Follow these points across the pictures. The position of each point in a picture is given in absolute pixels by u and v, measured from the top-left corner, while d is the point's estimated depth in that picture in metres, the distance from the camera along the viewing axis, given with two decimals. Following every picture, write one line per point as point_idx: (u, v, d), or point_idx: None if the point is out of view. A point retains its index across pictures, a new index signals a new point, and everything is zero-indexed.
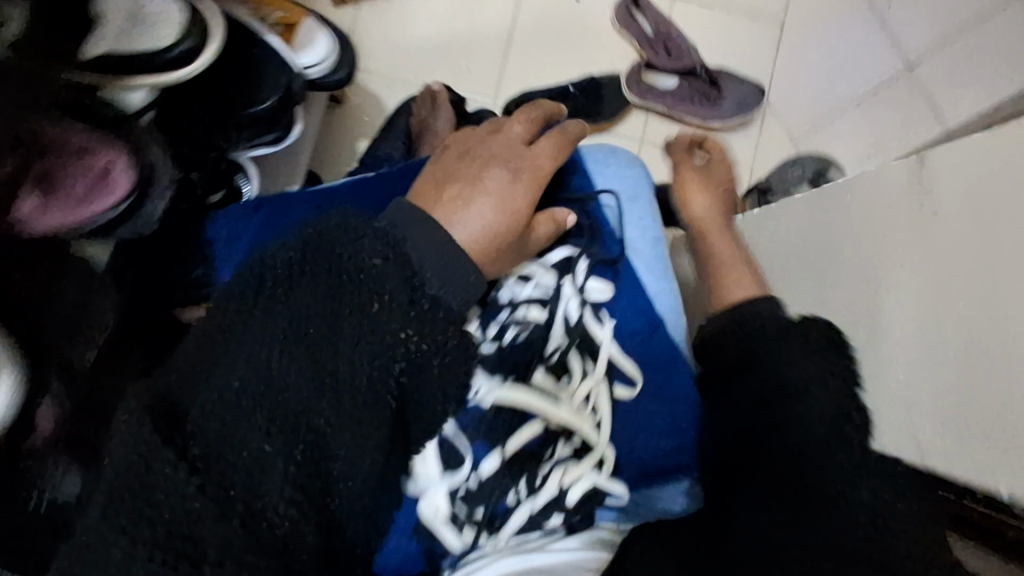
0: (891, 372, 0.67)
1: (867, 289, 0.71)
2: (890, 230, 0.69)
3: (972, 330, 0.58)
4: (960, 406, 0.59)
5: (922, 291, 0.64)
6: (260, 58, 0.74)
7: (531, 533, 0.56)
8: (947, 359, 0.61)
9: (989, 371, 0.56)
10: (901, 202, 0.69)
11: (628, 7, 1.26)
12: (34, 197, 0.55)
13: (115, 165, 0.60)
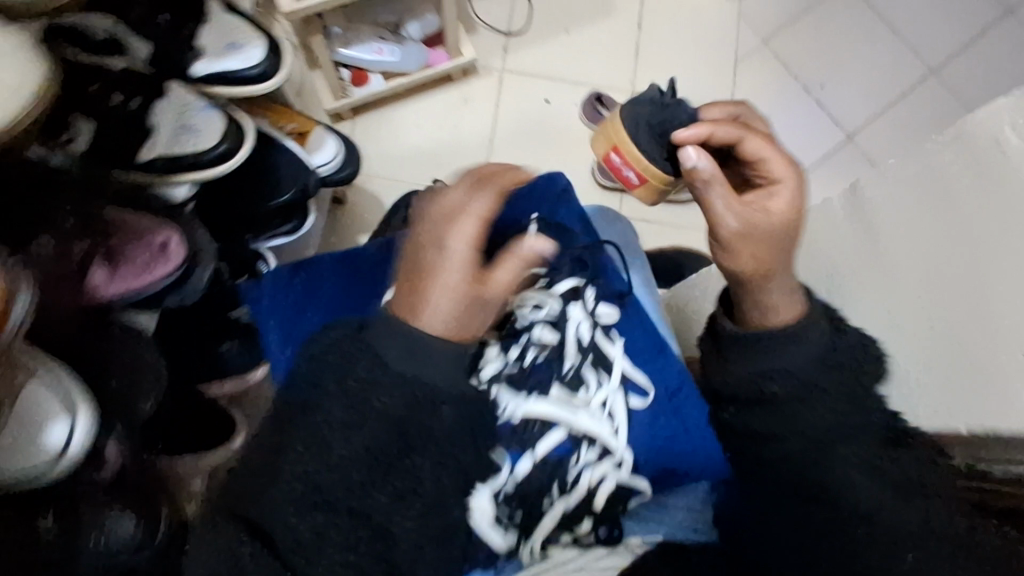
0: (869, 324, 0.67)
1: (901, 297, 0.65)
2: (922, 241, 0.65)
3: (940, 350, 0.61)
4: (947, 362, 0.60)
5: (887, 311, 0.66)
6: (282, 163, 0.83)
7: (569, 538, 0.60)
8: (926, 323, 0.62)
9: (985, 349, 0.57)
10: (983, 197, 0.60)
11: (593, 101, 1.46)
12: (102, 268, 0.57)
13: (168, 244, 0.58)
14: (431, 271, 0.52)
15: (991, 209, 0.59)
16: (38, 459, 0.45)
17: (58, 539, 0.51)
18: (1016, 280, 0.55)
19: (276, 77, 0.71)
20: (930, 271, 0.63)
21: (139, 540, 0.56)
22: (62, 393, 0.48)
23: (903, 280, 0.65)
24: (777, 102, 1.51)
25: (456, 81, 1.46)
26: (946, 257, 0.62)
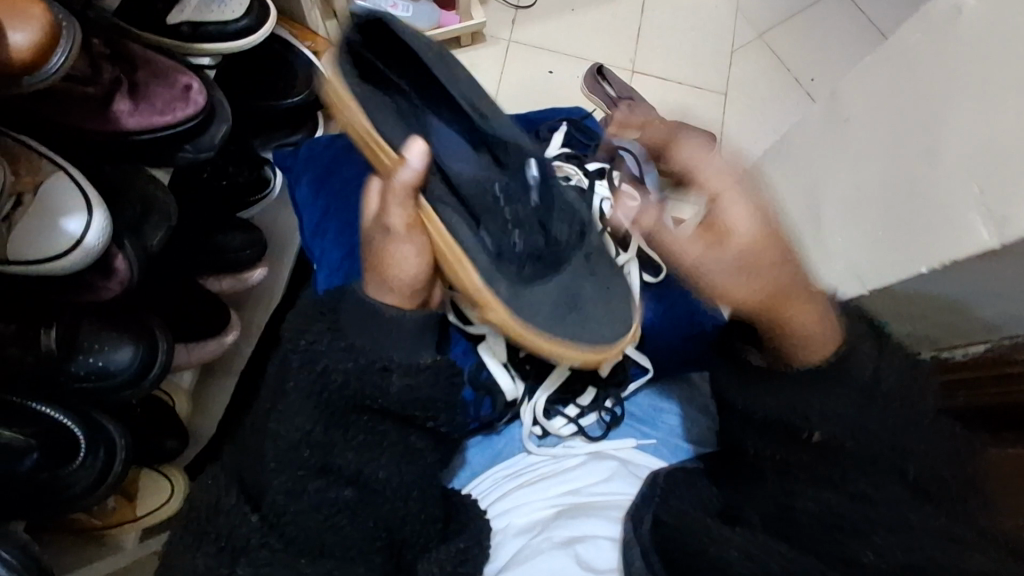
0: (831, 269, 0.60)
1: (829, 211, 0.61)
2: (838, 145, 0.61)
3: (888, 230, 0.53)
4: (891, 253, 0.53)
5: (837, 208, 0.60)
6: (298, 62, 0.85)
7: (563, 416, 0.70)
8: (871, 223, 0.55)
9: (915, 229, 0.50)
10: (891, 84, 0.56)
11: (596, 72, 1.42)
12: (127, 99, 0.57)
13: (192, 88, 0.60)
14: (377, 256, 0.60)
15: (896, 80, 0.55)
16: (57, 242, 0.47)
17: (58, 352, 0.53)
18: (952, 142, 0.48)
19: None
20: (857, 173, 0.58)
21: (136, 369, 0.56)
22: (82, 188, 0.49)
23: (835, 186, 0.61)
24: (772, 90, 1.53)
25: (466, 46, 1.49)
26: (875, 156, 0.56)
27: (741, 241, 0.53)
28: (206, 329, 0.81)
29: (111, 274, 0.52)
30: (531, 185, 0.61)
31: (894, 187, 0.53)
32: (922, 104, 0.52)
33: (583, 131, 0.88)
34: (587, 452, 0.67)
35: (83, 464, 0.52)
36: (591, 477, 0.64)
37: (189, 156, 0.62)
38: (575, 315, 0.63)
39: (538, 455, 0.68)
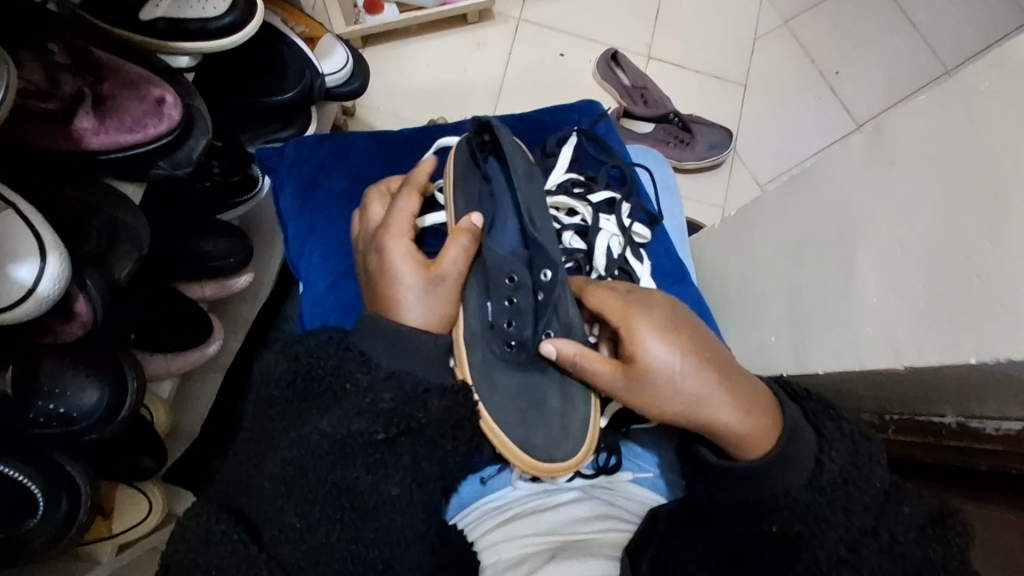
0: (857, 335, 0.56)
1: (854, 263, 0.59)
2: (882, 188, 0.57)
3: (936, 288, 0.49)
4: (930, 319, 0.49)
5: (874, 256, 0.56)
6: (287, 55, 0.78)
7: None
8: (906, 280, 0.52)
9: (961, 297, 0.47)
10: (942, 136, 0.52)
11: (608, 59, 1.38)
12: (91, 114, 0.51)
13: (165, 101, 0.54)
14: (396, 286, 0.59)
15: (951, 133, 0.51)
16: (6, 293, 0.42)
17: (15, 396, 0.49)
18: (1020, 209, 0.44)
19: None
20: (899, 227, 0.54)
21: (102, 413, 0.52)
22: (34, 229, 0.43)
23: (874, 232, 0.57)
24: (792, 82, 1.46)
25: (472, 24, 1.39)
26: (923, 204, 0.52)
27: (668, 381, 0.54)
28: (195, 337, 0.78)
29: (72, 317, 0.47)
30: (540, 284, 0.62)
31: (941, 248, 0.49)
32: (978, 163, 0.48)
33: (595, 142, 0.78)
34: (577, 488, 0.63)
35: (43, 519, 0.49)
36: (578, 512, 0.58)
37: (164, 172, 0.56)
38: (574, 442, 0.61)
39: (525, 488, 0.64)
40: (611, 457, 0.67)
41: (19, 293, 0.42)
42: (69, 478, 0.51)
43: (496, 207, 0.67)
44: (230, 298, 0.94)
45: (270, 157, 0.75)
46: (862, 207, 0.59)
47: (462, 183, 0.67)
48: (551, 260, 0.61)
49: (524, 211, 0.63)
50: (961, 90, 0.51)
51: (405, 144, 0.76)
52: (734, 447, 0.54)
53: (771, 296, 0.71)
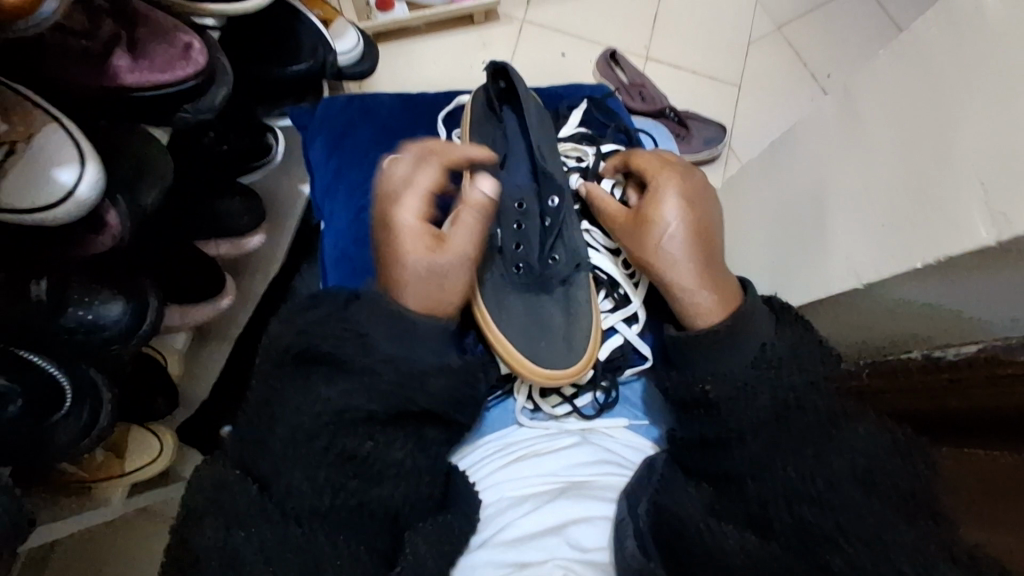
0: (826, 271, 0.60)
1: (824, 207, 0.62)
2: (848, 138, 0.60)
3: (897, 214, 0.52)
4: (895, 245, 0.51)
5: (849, 193, 0.58)
6: (303, 30, 0.84)
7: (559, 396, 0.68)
8: (874, 217, 0.54)
9: (922, 217, 0.49)
10: (902, 83, 0.54)
11: (608, 57, 1.41)
12: (126, 56, 0.56)
13: (192, 47, 0.60)
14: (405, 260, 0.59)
15: (908, 80, 0.54)
16: (49, 194, 0.47)
17: (48, 303, 0.53)
18: (972, 130, 0.46)
19: None
20: (868, 171, 0.56)
21: (125, 325, 0.57)
22: (75, 140, 0.48)
23: (842, 182, 0.60)
24: (787, 84, 1.49)
25: (479, 24, 1.45)
26: (886, 145, 0.55)
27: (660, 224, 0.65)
28: (205, 293, 0.81)
29: (103, 229, 0.52)
30: (548, 210, 0.69)
31: (906, 180, 0.51)
32: (936, 100, 0.50)
33: (606, 111, 0.85)
34: (579, 433, 0.65)
35: (67, 416, 0.52)
36: (579, 457, 0.61)
37: (188, 116, 0.62)
38: (575, 358, 0.65)
39: (529, 428, 0.65)
40: (611, 393, 0.68)
41: (64, 191, 0.47)
42: (95, 385, 0.55)
43: (509, 144, 0.74)
44: (242, 267, 0.99)
45: (305, 116, 0.83)
46: (834, 161, 0.62)
47: (478, 131, 0.75)
48: (558, 188, 0.69)
49: (535, 146, 0.70)
50: (915, 40, 0.54)
51: (427, 104, 0.82)
52: (689, 314, 0.63)
53: (756, 249, 0.74)
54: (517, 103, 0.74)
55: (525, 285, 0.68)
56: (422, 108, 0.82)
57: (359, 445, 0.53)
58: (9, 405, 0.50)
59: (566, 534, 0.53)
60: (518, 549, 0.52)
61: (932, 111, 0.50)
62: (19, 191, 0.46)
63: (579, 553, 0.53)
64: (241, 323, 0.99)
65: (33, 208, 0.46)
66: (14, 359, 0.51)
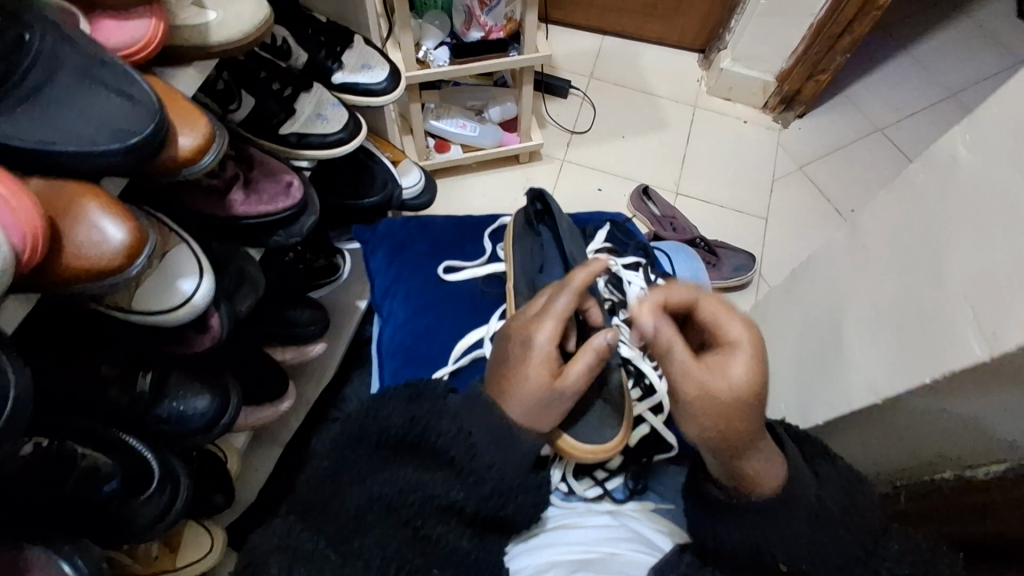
0: (849, 385, 0.64)
1: (841, 325, 0.68)
2: (857, 263, 0.68)
3: (903, 334, 0.58)
4: (904, 361, 0.57)
5: (865, 316, 0.64)
6: (376, 170, 0.99)
7: (590, 478, 0.72)
8: (886, 337, 0.60)
9: (926, 337, 0.55)
10: (900, 220, 0.62)
11: (640, 193, 1.55)
12: (240, 190, 0.68)
13: (292, 185, 0.73)
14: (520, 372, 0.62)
15: (905, 215, 0.62)
16: (172, 299, 0.56)
17: (148, 396, 0.60)
18: (960, 262, 0.53)
19: (395, 89, 0.91)
20: (876, 294, 0.63)
21: (209, 416, 0.64)
22: (197, 257, 0.59)
23: (855, 303, 0.67)
24: (811, 217, 1.59)
25: (523, 163, 1.62)
26: (890, 272, 0.62)
27: (735, 385, 0.54)
28: (272, 392, 0.86)
29: (206, 329, 0.61)
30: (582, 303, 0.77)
31: (909, 305, 0.58)
32: (927, 234, 0.58)
33: (626, 233, 0.95)
34: (602, 518, 0.67)
35: (151, 496, 0.58)
36: (610, 535, 0.64)
37: (280, 240, 0.73)
38: (608, 432, 0.70)
39: (559, 508, 0.70)
40: (642, 480, 0.72)
41: (181, 298, 0.57)
42: (175, 473, 0.61)
43: (545, 253, 0.82)
44: (300, 373, 1.06)
45: (364, 232, 0.92)
46: (847, 284, 0.69)
47: (519, 244, 0.83)
48: (589, 290, 0.78)
49: (569, 256, 0.80)
50: (908, 182, 0.62)
51: (473, 225, 0.94)
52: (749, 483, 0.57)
53: (784, 364, 0.80)
54: (551, 218, 0.84)
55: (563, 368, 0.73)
56: (470, 226, 0.94)
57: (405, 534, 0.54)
58: (107, 483, 0.56)
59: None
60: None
61: (927, 244, 0.58)
62: (146, 297, 0.56)
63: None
64: (293, 427, 1.04)
65: (154, 311, 0.56)
66: (115, 442, 0.57)
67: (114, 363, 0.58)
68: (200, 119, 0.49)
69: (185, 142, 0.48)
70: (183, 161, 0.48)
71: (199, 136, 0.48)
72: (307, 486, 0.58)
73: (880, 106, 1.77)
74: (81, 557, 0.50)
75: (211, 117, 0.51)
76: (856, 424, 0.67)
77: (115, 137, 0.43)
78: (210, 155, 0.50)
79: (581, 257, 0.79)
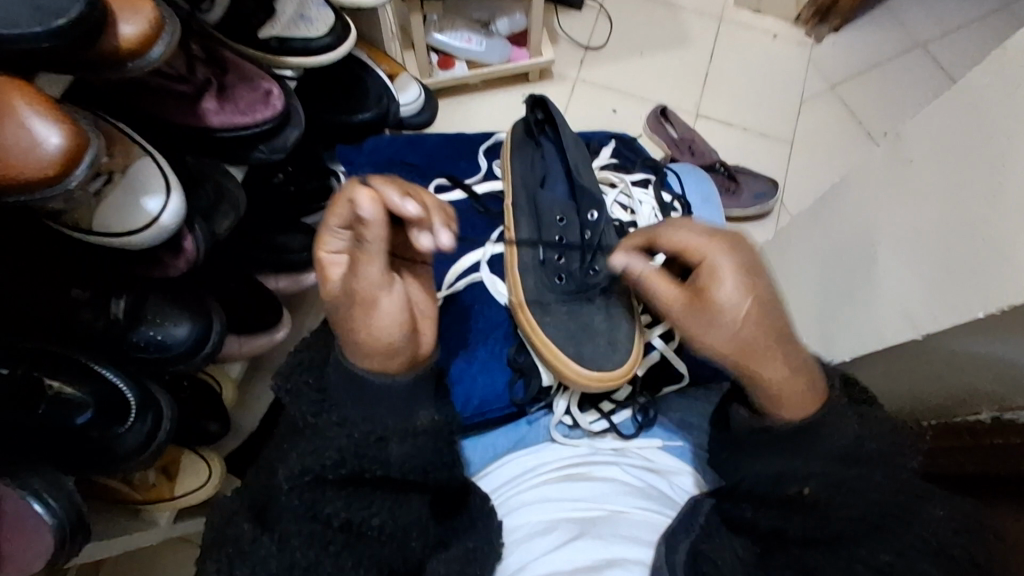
0: (881, 318, 0.59)
1: (872, 250, 0.62)
2: (894, 180, 0.61)
3: (951, 260, 0.52)
4: (952, 290, 0.51)
5: (901, 241, 0.58)
6: (369, 82, 0.90)
7: (596, 411, 0.68)
8: (927, 263, 0.54)
9: (981, 263, 0.49)
10: (949, 131, 0.55)
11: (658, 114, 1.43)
12: (213, 98, 0.62)
13: (272, 94, 0.65)
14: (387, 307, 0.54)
15: (958, 125, 0.54)
16: (135, 218, 0.51)
17: (123, 320, 0.57)
18: None
19: None
20: (917, 215, 0.57)
21: (189, 344, 0.60)
22: (164, 172, 0.53)
23: (889, 226, 0.60)
24: (841, 141, 1.47)
25: (533, 82, 1.51)
26: (934, 192, 0.55)
27: (736, 315, 0.53)
28: (264, 321, 0.82)
29: (180, 252, 0.56)
30: (588, 223, 0.70)
31: (958, 228, 0.52)
32: (987, 146, 0.51)
33: (632, 149, 0.88)
34: (610, 459, 0.62)
35: (132, 425, 0.55)
36: (616, 488, 0.58)
37: (262, 155, 0.66)
38: (618, 356, 0.67)
39: (561, 444, 0.65)
40: (650, 410, 0.68)
41: (147, 217, 0.51)
42: (156, 401, 0.57)
43: (547, 165, 0.76)
44: (296, 303, 1.02)
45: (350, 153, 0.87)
46: (880, 206, 0.62)
47: (518, 154, 0.76)
48: (596, 203, 0.70)
49: (570, 165, 0.73)
50: (964, 88, 0.54)
51: (466, 140, 0.87)
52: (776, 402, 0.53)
53: (806, 292, 0.74)
54: (553, 127, 0.76)
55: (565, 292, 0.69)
56: (464, 142, 0.87)
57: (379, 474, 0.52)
58: (80, 414, 0.53)
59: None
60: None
61: (988, 157, 0.51)
62: (109, 216, 0.50)
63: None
64: (291, 357, 1.01)
65: (116, 231, 0.51)
66: (86, 369, 0.54)
67: (85, 285, 0.55)
68: (147, 5, 0.42)
69: (130, 31, 0.41)
70: (128, 53, 0.41)
71: (146, 24, 0.42)
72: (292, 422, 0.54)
73: (924, 19, 1.62)
74: (53, 497, 0.47)
75: (161, 6, 0.44)
76: (886, 357, 0.62)
77: (38, 17, 0.36)
78: (160, 49, 0.43)
79: (587, 171, 0.73)
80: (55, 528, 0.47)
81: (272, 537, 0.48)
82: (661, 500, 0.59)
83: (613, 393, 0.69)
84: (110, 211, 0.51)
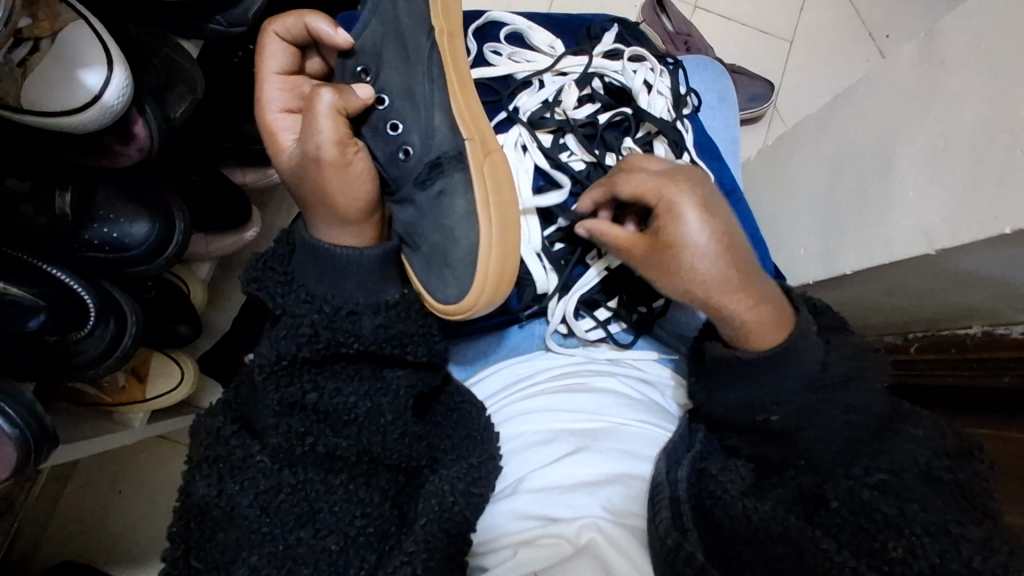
0: (891, 232, 0.57)
1: (884, 161, 0.59)
2: (918, 85, 0.57)
3: (975, 177, 0.49)
4: (971, 210, 0.49)
5: (920, 151, 0.55)
6: None
7: (591, 318, 0.63)
8: (950, 177, 0.52)
9: (1008, 181, 0.47)
10: (995, 37, 0.51)
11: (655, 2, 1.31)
12: None
13: None
14: (315, 164, 0.51)
15: (1004, 27, 0.51)
16: (75, 97, 0.44)
17: (72, 217, 0.52)
18: None
19: None
20: (941, 125, 0.53)
21: (150, 244, 0.55)
22: (102, 41, 0.45)
23: (905, 137, 0.57)
24: (841, 42, 1.39)
25: None
26: (962, 103, 0.52)
27: (700, 261, 0.50)
28: (233, 219, 0.75)
29: (130, 140, 0.49)
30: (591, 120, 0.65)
31: (988, 141, 0.49)
32: None
33: (636, 35, 0.77)
34: (607, 370, 0.60)
35: (93, 331, 0.50)
36: (617, 400, 0.57)
37: (218, 26, 0.57)
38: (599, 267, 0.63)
39: (557, 354, 0.62)
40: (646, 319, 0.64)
41: (89, 96, 0.44)
42: (119, 305, 0.52)
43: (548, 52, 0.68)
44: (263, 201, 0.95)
45: None
46: (899, 113, 0.59)
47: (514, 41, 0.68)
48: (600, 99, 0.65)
49: None
50: None
51: None
52: (737, 330, 0.52)
53: (810, 202, 0.70)
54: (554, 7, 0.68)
55: (424, 174, 0.56)
56: None
57: (310, 398, 0.50)
58: (33, 317, 0.48)
59: (599, 494, 0.49)
60: (546, 502, 0.49)
61: None
62: (46, 95, 0.44)
63: (612, 516, 0.48)
64: None
65: (56, 114, 0.44)
66: (33, 269, 0.48)
67: (22, 174, 0.49)
68: None
69: None
70: None
71: None
72: (272, 334, 0.50)
73: None
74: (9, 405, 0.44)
75: None
76: (891, 270, 0.59)
77: None
78: None
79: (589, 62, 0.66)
80: (15, 436, 0.44)
81: (241, 468, 0.47)
82: (657, 411, 0.58)
83: (610, 301, 0.63)
84: (47, 89, 0.44)
